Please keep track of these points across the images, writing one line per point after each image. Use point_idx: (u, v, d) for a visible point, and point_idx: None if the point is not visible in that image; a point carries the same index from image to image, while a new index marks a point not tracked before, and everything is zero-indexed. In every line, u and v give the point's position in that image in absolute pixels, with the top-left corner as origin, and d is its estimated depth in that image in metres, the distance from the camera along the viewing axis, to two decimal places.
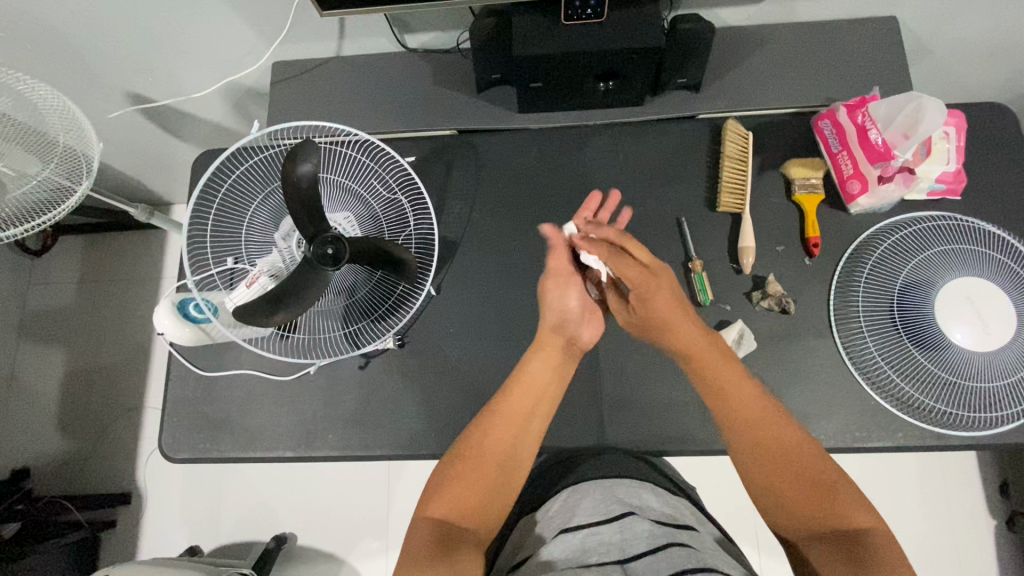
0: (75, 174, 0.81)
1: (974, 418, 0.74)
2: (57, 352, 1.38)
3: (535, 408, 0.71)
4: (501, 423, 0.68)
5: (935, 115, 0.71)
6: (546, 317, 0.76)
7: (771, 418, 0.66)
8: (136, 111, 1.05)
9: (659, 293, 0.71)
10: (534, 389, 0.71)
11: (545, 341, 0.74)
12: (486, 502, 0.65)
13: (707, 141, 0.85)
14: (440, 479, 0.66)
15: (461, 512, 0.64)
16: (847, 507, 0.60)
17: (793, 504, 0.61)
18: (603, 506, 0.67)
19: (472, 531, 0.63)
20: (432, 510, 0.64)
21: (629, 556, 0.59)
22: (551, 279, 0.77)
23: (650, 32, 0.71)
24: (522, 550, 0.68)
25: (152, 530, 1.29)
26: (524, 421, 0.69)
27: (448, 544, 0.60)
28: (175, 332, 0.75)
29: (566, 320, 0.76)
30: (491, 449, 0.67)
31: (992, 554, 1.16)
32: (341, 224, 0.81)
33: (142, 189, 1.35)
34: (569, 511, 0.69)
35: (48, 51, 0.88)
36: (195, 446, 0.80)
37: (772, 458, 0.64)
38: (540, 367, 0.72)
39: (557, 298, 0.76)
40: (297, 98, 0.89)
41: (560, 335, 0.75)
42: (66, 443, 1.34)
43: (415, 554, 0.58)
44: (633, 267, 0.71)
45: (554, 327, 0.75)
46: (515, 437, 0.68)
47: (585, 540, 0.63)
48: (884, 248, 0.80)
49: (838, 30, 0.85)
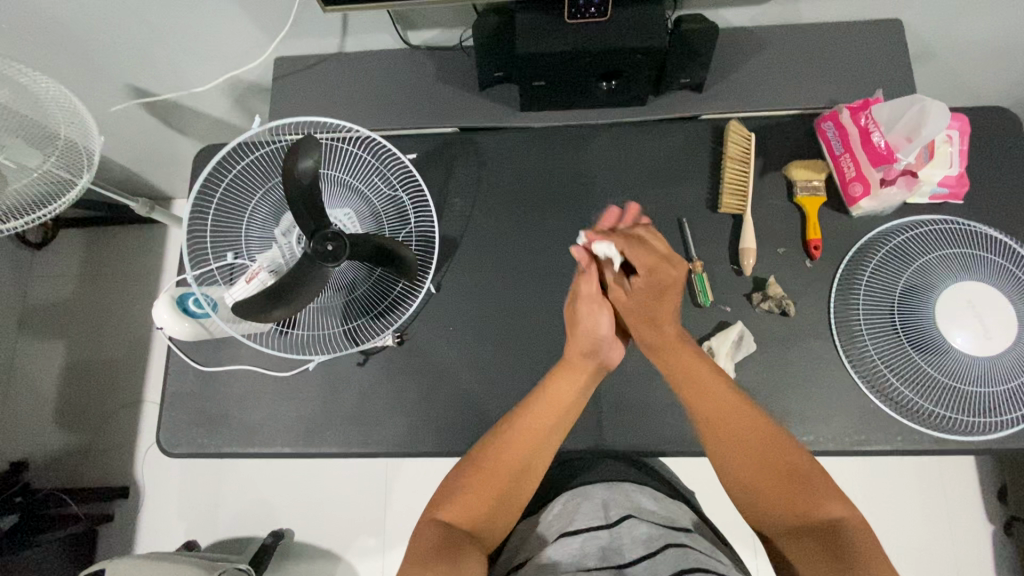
0: (76, 167, 0.81)
1: (974, 422, 0.74)
2: (57, 345, 1.39)
3: (557, 424, 0.70)
4: (522, 438, 0.68)
5: (938, 119, 0.72)
6: (578, 343, 0.73)
7: (742, 410, 0.67)
8: (138, 105, 1.05)
9: (668, 284, 0.71)
10: (557, 403, 0.71)
11: (577, 366, 0.72)
12: (500, 510, 0.66)
13: (710, 141, 0.85)
14: (453, 485, 0.67)
15: (472, 518, 0.65)
16: (817, 495, 0.61)
17: (767, 495, 0.63)
18: (602, 512, 0.69)
19: (480, 535, 0.65)
20: (443, 513, 0.65)
21: (628, 560, 0.61)
22: (584, 302, 0.74)
23: (653, 32, 0.70)
24: (522, 553, 0.69)
25: (151, 524, 1.29)
26: (544, 436, 0.69)
27: (450, 547, 0.61)
28: (174, 327, 0.75)
29: (600, 345, 0.73)
30: (510, 461, 0.68)
31: (989, 559, 1.16)
32: (341, 220, 0.81)
33: (144, 183, 1.35)
34: (569, 515, 0.70)
35: (51, 43, 0.87)
36: (194, 441, 0.80)
37: (744, 450, 0.65)
38: (565, 385, 0.72)
39: (590, 322, 0.73)
40: (300, 94, 0.89)
41: (592, 360, 0.73)
42: (65, 436, 1.34)
43: (421, 553, 0.60)
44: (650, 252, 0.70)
45: (586, 351, 0.73)
46: (535, 451, 0.69)
47: (585, 543, 0.64)
48: (886, 251, 0.79)
49: (842, 32, 0.85)
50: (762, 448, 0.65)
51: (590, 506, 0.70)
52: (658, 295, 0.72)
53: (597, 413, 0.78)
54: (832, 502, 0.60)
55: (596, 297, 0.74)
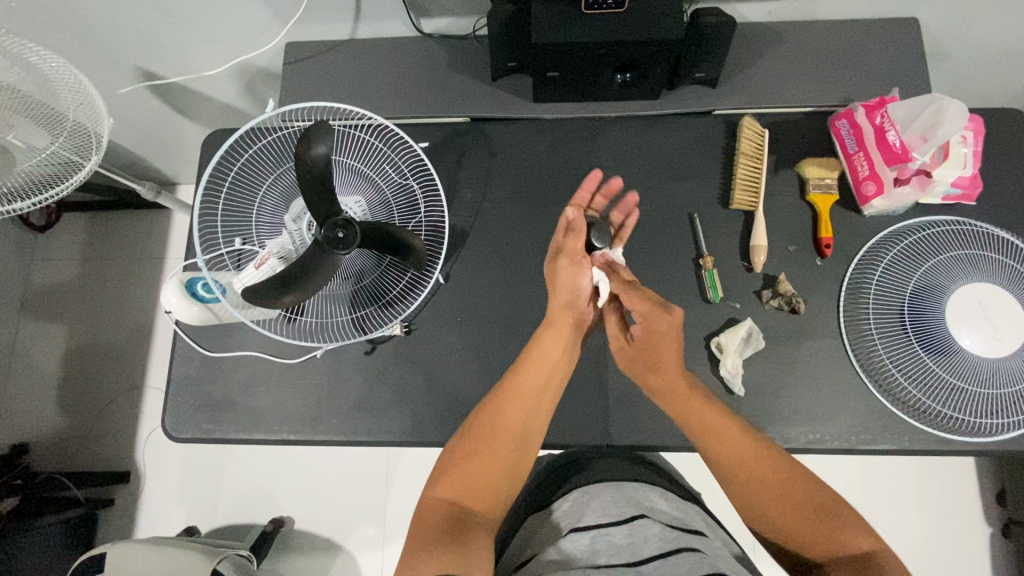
0: (84, 149, 0.82)
1: (982, 423, 0.74)
2: (59, 329, 1.38)
3: (545, 388, 0.72)
4: (513, 403, 0.70)
5: (956, 118, 0.71)
6: (558, 295, 0.76)
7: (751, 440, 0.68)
8: (146, 87, 1.04)
9: (657, 334, 0.73)
10: (545, 367, 0.72)
11: (556, 323, 0.75)
12: (497, 484, 0.66)
13: (723, 137, 0.84)
14: (449, 461, 0.67)
15: (469, 497, 0.65)
16: (848, 530, 0.60)
17: (789, 527, 0.63)
18: (614, 508, 0.69)
19: (481, 514, 0.64)
20: (441, 492, 0.65)
21: (640, 559, 0.61)
22: (564, 258, 0.75)
23: (672, 25, 0.70)
24: (529, 549, 0.69)
25: (151, 508, 1.29)
26: (533, 402, 0.71)
27: (458, 527, 0.61)
28: (182, 311, 0.74)
29: (578, 300, 0.77)
30: (506, 429, 0.68)
31: (986, 561, 1.17)
32: (352, 208, 0.80)
33: (148, 167, 1.34)
34: (579, 512, 0.71)
35: (59, 22, 0.86)
36: (199, 427, 0.80)
37: (761, 480, 0.66)
38: (551, 345, 0.73)
39: (569, 278, 0.75)
40: (311, 80, 0.88)
41: (571, 314, 0.76)
42: (66, 420, 1.34)
43: (427, 536, 0.60)
44: (643, 299, 0.73)
45: (567, 305, 0.76)
46: (527, 418, 0.70)
47: (595, 540, 0.65)
48: (896, 252, 0.79)
49: (859, 29, 0.84)
50: (777, 481, 0.65)
51: (603, 501, 0.71)
52: (656, 340, 0.73)
53: (603, 407, 0.78)
54: (859, 536, 0.60)
55: (579, 255, 0.75)
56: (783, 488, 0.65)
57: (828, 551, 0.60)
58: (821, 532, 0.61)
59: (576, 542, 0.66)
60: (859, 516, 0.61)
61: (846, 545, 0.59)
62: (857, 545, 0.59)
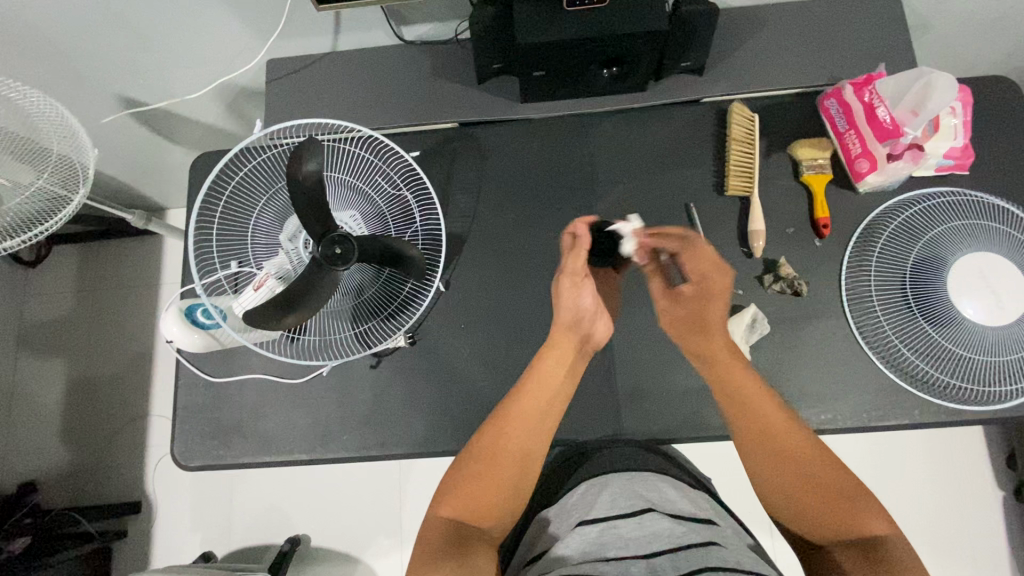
0: (71, 182, 0.80)
1: (990, 392, 0.74)
2: (56, 363, 1.37)
3: (548, 408, 0.72)
4: (517, 422, 0.70)
5: (947, 90, 0.70)
6: (561, 315, 0.75)
7: (784, 424, 0.68)
8: (128, 114, 1.03)
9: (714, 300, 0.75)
10: (547, 387, 0.72)
11: (562, 339, 0.74)
12: (500, 500, 0.67)
13: (713, 125, 0.84)
14: (453, 476, 0.68)
15: (467, 514, 0.66)
16: (863, 513, 0.61)
17: (805, 507, 0.64)
18: (623, 500, 0.68)
19: (482, 530, 0.65)
20: (445, 510, 0.66)
21: (652, 551, 0.61)
22: (565, 279, 0.75)
23: (653, 17, 0.69)
24: (539, 544, 0.70)
25: (163, 536, 1.29)
26: (538, 419, 0.71)
27: (462, 542, 0.62)
28: (184, 339, 0.74)
29: (581, 319, 0.75)
30: (508, 450, 0.69)
31: (1000, 526, 1.17)
32: (347, 223, 0.80)
33: (135, 194, 1.32)
34: (588, 504, 0.70)
35: (34, 54, 0.85)
36: (209, 454, 0.79)
37: (785, 467, 0.66)
38: (553, 364, 0.73)
39: (573, 296, 0.75)
40: (295, 98, 0.87)
41: (576, 333, 0.75)
42: (69, 454, 1.33)
43: (428, 553, 0.61)
44: (709, 258, 0.74)
45: (571, 324, 0.75)
46: (530, 436, 0.70)
47: (603, 533, 0.64)
48: (895, 226, 0.79)
49: (842, 7, 0.84)
50: (802, 460, 0.66)
51: (612, 492, 0.69)
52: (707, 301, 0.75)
53: (613, 403, 0.78)
54: (876, 519, 0.61)
55: (581, 273, 0.75)
56: (809, 471, 0.65)
57: (841, 532, 0.61)
58: (839, 514, 0.62)
59: (584, 536, 0.65)
60: (877, 502, 0.62)
61: (858, 527, 0.61)
62: (867, 529, 0.60)
